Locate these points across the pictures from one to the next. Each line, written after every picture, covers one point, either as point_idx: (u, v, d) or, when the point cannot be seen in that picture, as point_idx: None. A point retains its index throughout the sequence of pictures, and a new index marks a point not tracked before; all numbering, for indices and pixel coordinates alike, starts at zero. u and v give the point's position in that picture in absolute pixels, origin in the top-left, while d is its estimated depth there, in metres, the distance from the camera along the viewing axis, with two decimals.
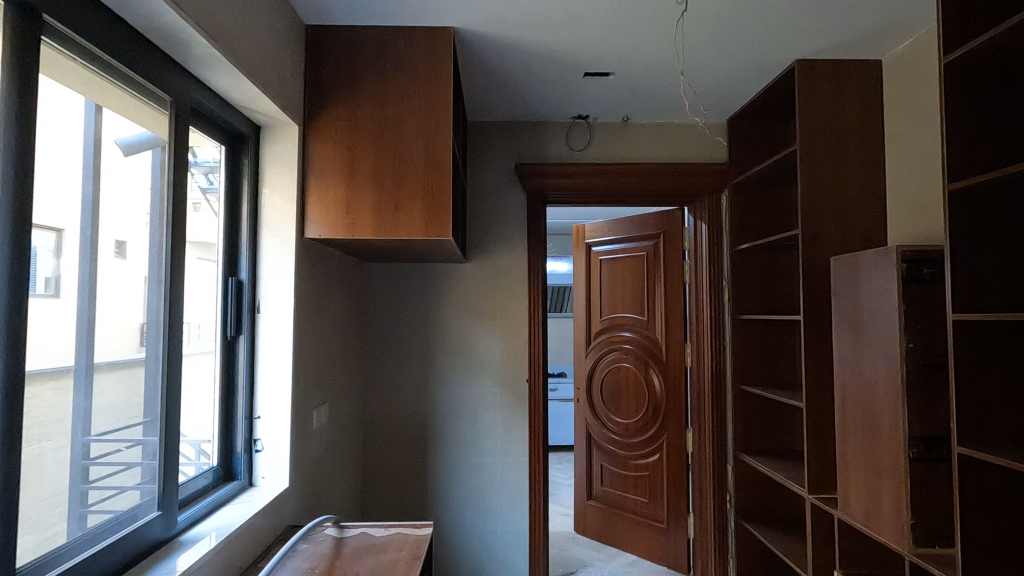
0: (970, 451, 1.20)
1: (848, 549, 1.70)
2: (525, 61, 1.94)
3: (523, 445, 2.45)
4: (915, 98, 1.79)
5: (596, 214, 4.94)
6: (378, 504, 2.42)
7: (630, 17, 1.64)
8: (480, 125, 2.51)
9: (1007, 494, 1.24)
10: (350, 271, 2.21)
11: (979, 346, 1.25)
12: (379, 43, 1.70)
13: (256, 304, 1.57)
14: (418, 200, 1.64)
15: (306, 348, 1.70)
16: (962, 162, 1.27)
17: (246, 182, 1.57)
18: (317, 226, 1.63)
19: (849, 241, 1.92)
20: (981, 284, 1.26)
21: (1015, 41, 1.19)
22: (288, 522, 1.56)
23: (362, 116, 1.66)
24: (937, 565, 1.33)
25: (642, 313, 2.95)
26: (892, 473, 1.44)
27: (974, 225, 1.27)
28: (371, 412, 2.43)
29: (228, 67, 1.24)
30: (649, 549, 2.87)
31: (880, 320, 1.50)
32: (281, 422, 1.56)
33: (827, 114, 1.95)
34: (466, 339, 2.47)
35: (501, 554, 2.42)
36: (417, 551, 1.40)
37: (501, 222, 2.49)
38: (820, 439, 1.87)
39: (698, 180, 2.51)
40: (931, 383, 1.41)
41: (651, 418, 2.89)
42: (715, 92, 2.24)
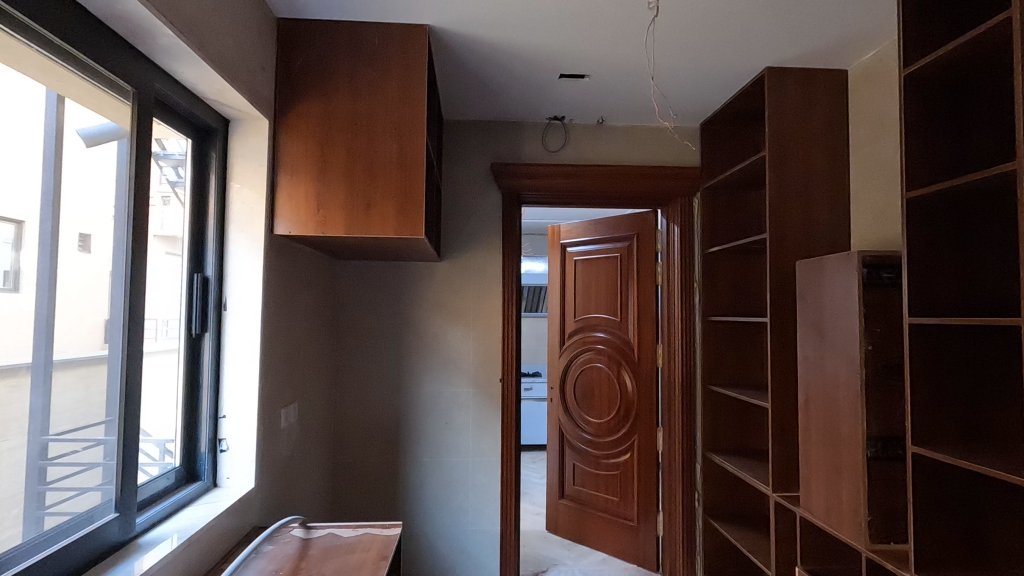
0: (923, 451, 1.24)
1: (809, 545, 1.74)
2: (501, 61, 1.94)
3: (495, 445, 2.45)
4: (878, 109, 1.85)
5: (571, 215, 4.98)
6: (348, 503, 2.40)
7: (606, 20, 1.65)
8: (455, 124, 2.50)
9: (957, 492, 1.28)
10: (321, 268, 2.18)
11: (934, 348, 1.29)
12: (353, 39, 1.68)
13: (223, 301, 1.54)
14: (390, 198, 1.63)
15: (274, 347, 1.68)
16: (920, 171, 1.31)
17: (214, 176, 1.53)
18: (287, 223, 1.61)
19: (814, 246, 1.97)
20: (936, 289, 1.31)
21: (969, 56, 1.24)
22: (253, 523, 1.54)
23: (335, 111, 1.64)
24: (891, 559, 1.38)
25: (615, 313, 2.97)
26: (851, 471, 1.48)
27: (930, 232, 1.31)
28: (342, 411, 2.41)
29: (196, 59, 1.21)
30: (619, 547, 2.90)
31: (841, 323, 1.54)
32: (247, 421, 1.54)
33: (795, 122, 1.99)
34: (440, 338, 2.46)
35: (472, 553, 2.42)
36: (385, 551, 1.39)
37: (476, 222, 2.49)
38: (784, 438, 1.91)
39: (670, 184, 2.55)
40: (888, 384, 1.45)
41: (623, 418, 2.92)
42: (686, 97, 2.27)
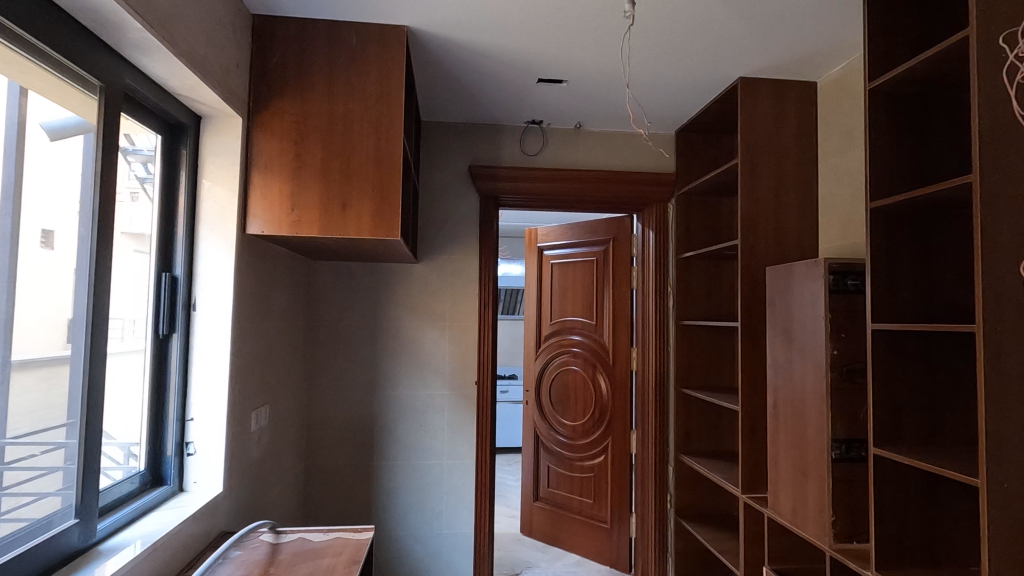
0: (884, 452, 1.28)
1: (776, 544, 1.78)
2: (481, 64, 1.95)
3: (470, 447, 2.45)
4: (845, 121, 1.91)
5: (549, 219, 5.02)
6: (320, 507, 2.37)
7: (584, 27, 1.67)
8: (433, 125, 2.50)
9: (916, 493, 1.33)
10: (295, 269, 2.15)
11: (896, 353, 1.33)
12: (331, 38, 1.66)
13: (192, 301, 1.51)
14: (367, 199, 1.62)
15: (245, 348, 1.65)
16: (883, 182, 1.36)
17: (184, 173, 1.50)
18: (260, 222, 1.59)
19: (784, 252, 2.02)
20: (898, 296, 1.35)
21: (930, 73, 1.29)
22: (221, 528, 1.51)
23: (311, 110, 1.63)
24: (853, 558, 1.42)
25: (591, 317, 2.99)
26: (816, 473, 1.52)
27: (892, 241, 1.36)
28: (315, 414, 2.37)
29: (166, 53, 1.19)
30: (593, 549, 2.92)
31: (808, 328, 1.58)
32: (215, 424, 1.50)
33: (767, 131, 2.04)
34: (415, 340, 2.44)
35: (446, 557, 2.41)
36: (356, 555, 1.38)
37: (453, 224, 2.49)
38: (754, 441, 1.95)
39: (646, 189, 2.58)
40: (852, 388, 1.50)
41: (598, 420, 2.95)
42: (661, 105, 2.31)
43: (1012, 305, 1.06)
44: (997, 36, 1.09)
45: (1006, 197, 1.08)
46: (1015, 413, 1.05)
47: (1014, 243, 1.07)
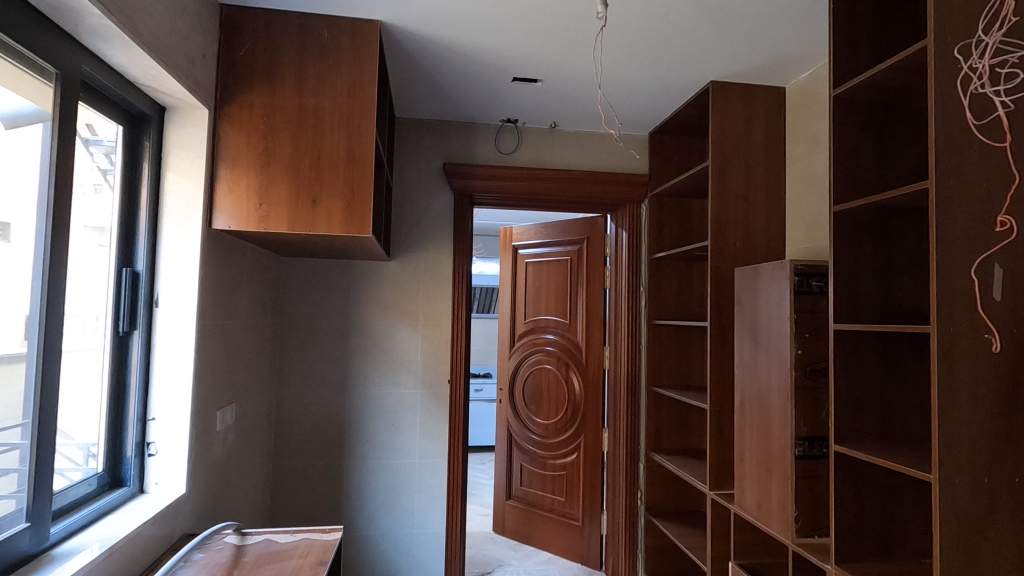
0: (844, 449, 1.32)
1: (742, 539, 1.82)
2: (456, 62, 1.94)
3: (442, 446, 2.44)
4: (811, 126, 1.95)
5: (524, 218, 5.03)
6: (288, 508, 2.33)
7: (559, 27, 1.67)
8: (407, 122, 2.47)
9: (874, 489, 1.37)
10: (263, 264, 2.11)
11: (856, 353, 1.37)
12: (302, 31, 1.63)
13: (154, 298, 1.47)
14: (338, 194, 1.60)
15: (211, 345, 1.61)
16: (846, 187, 1.40)
17: (147, 166, 1.46)
18: (227, 217, 1.55)
19: (752, 253, 2.06)
20: (858, 297, 1.39)
21: (890, 82, 1.33)
22: (183, 531, 1.47)
23: (281, 104, 1.60)
24: (814, 552, 1.46)
25: (564, 316, 3.01)
26: (780, 469, 1.56)
27: (854, 244, 1.40)
28: (283, 413, 2.33)
29: (128, 42, 1.15)
30: (565, 546, 2.94)
31: (774, 328, 1.61)
32: (178, 424, 1.47)
33: (737, 135, 2.08)
34: (388, 338, 2.42)
35: (417, 557, 2.40)
36: (323, 556, 1.36)
37: (427, 222, 2.47)
38: (721, 439, 1.99)
39: (619, 190, 2.61)
40: (815, 387, 1.54)
41: (570, 419, 2.96)
42: (634, 107, 2.33)
43: (964, 307, 1.10)
44: (953, 47, 1.13)
45: (960, 203, 1.12)
46: (966, 410, 1.10)
47: (967, 247, 1.11)
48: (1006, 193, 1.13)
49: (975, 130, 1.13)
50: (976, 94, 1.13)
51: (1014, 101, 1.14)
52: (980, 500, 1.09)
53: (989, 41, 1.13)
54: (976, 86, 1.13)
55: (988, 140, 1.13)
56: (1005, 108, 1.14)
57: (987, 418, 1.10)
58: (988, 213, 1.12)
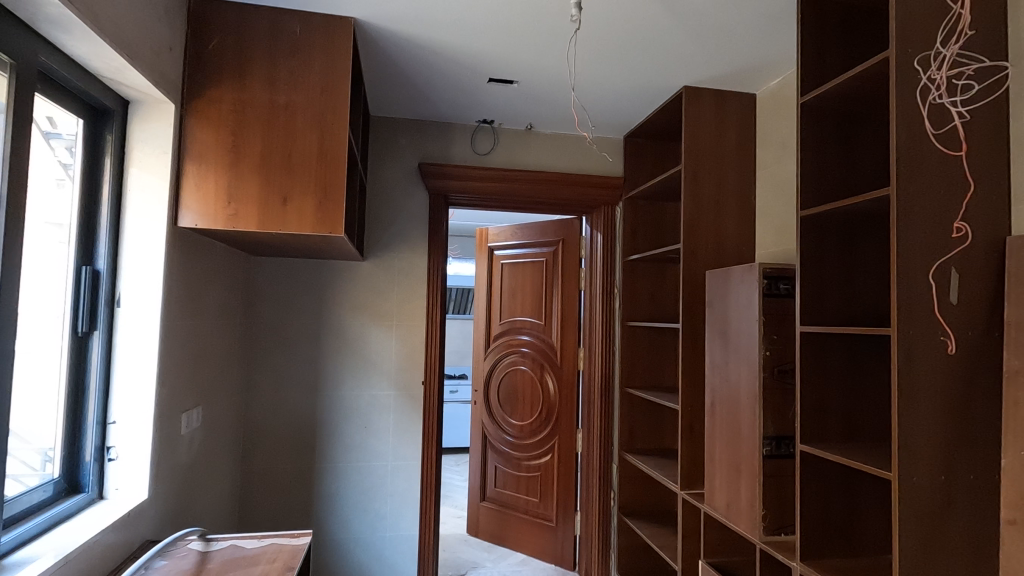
0: (809, 449, 1.35)
1: (711, 538, 1.85)
2: (431, 61, 1.92)
3: (415, 448, 2.42)
4: (780, 132, 2.00)
5: (500, 219, 5.04)
6: (257, 512, 2.28)
7: (535, 28, 1.67)
8: (381, 120, 2.45)
9: (838, 488, 1.40)
10: (232, 264, 2.06)
11: (821, 354, 1.40)
12: (273, 26, 1.60)
13: (116, 297, 1.43)
14: (309, 193, 1.57)
15: (176, 346, 1.57)
16: (812, 192, 1.43)
17: (108, 161, 1.41)
18: (193, 214, 1.51)
19: (723, 256, 2.10)
20: (823, 300, 1.42)
21: (854, 92, 1.36)
22: (145, 537, 1.43)
23: (250, 100, 1.56)
24: (780, 549, 1.49)
25: (539, 317, 3.01)
26: (748, 468, 1.59)
27: (819, 249, 1.43)
28: (252, 416, 2.29)
29: (88, 33, 1.11)
30: (538, 547, 2.95)
31: (743, 330, 1.64)
32: (140, 428, 1.42)
33: (709, 140, 2.11)
34: (361, 340, 2.39)
35: (389, 560, 2.38)
36: (291, 562, 1.33)
37: (402, 222, 2.45)
38: (693, 439, 2.02)
39: (594, 192, 2.62)
40: (783, 388, 1.57)
41: (545, 420, 2.97)
42: (609, 110, 2.35)
43: (923, 310, 1.14)
44: (913, 58, 1.17)
45: (919, 209, 1.15)
46: (923, 410, 1.13)
47: (926, 253, 1.15)
48: (962, 200, 1.17)
49: (933, 139, 1.17)
50: (934, 104, 1.17)
51: (970, 112, 1.18)
52: (936, 497, 1.13)
53: (947, 53, 1.17)
54: (935, 96, 1.17)
55: (946, 149, 1.17)
56: (962, 118, 1.18)
57: (943, 418, 1.14)
58: (945, 219, 1.16)
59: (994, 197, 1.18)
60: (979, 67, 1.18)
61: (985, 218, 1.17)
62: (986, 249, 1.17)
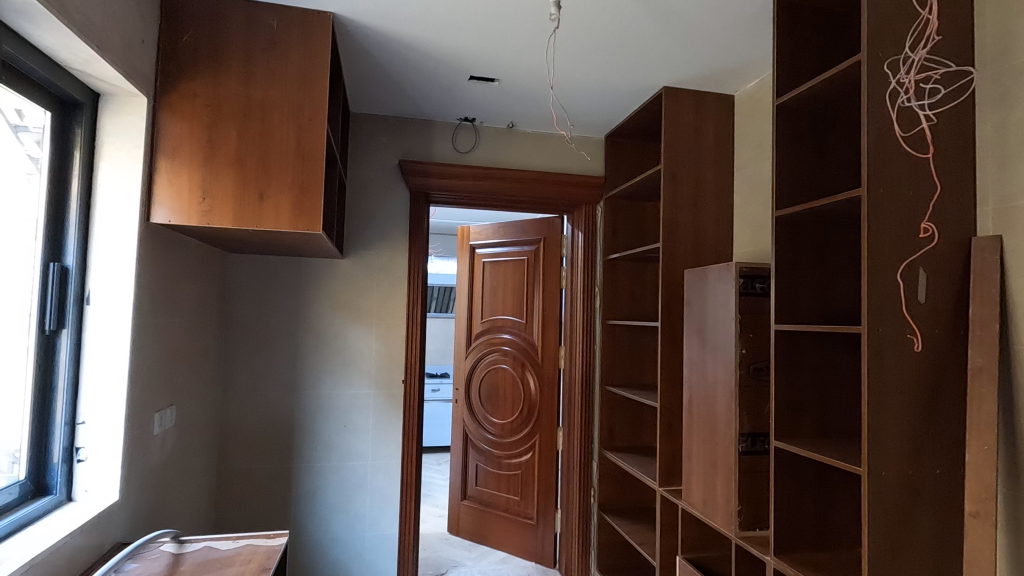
0: (783, 445, 1.37)
1: (688, 533, 1.87)
2: (411, 57, 1.91)
3: (395, 447, 2.40)
4: (757, 132, 2.03)
5: (481, 218, 5.03)
6: (233, 512, 2.25)
7: (516, 26, 1.67)
8: (361, 117, 2.43)
9: (811, 484, 1.43)
10: (208, 261, 2.03)
11: (795, 352, 1.43)
12: (249, 19, 1.58)
13: (85, 294, 1.39)
14: (287, 190, 1.55)
15: (148, 344, 1.54)
16: (787, 193, 1.46)
17: (78, 155, 1.37)
18: (167, 210, 1.48)
19: (701, 255, 2.12)
20: (797, 299, 1.45)
21: (827, 94, 1.39)
22: (115, 539, 1.39)
23: (226, 95, 1.54)
24: (754, 544, 1.51)
25: (520, 315, 3.01)
26: (725, 464, 1.61)
27: (793, 248, 1.45)
28: (229, 415, 2.25)
29: (55, 22, 1.08)
30: (519, 545, 2.96)
31: (720, 328, 1.66)
32: (111, 429, 1.39)
33: (689, 140, 2.13)
34: (340, 338, 2.37)
35: (369, 560, 2.36)
36: (266, 563, 1.32)
37: (382, 220, 2.43)
38: (671, 436, 2.04)
39: (575, 191, 2.63)
40: (758, 385, 1.59)
41: (526, 418, 2.98)
42: (589, 109, 2.36)
43: (892, 309, 1.17)
44: (884, 62, 1.20)
45: (888, 210, 1.18)
46: (892, 406, 1.16)
47: (895, 253, 1.18)
48: (930, 201, 1.20)
49: (902, 142, 1.20)
50: (903, 107, 1.20)
51: (937, 115, 1.21)
52: (904, 491, 1.16)
53: (915, 57, 1.20)
54: (904, 99, 1.20)
55: (914, 151, 1.20)
56: (929, 121, 1.21)
57: (911, 413, 1.17)
58: (913, 220, 1.19)
59: (959, 199, 1.21)
60: (945, 72, 1.22)
61: (951, 219, 1.20)
62: (952, 249, 1.20)
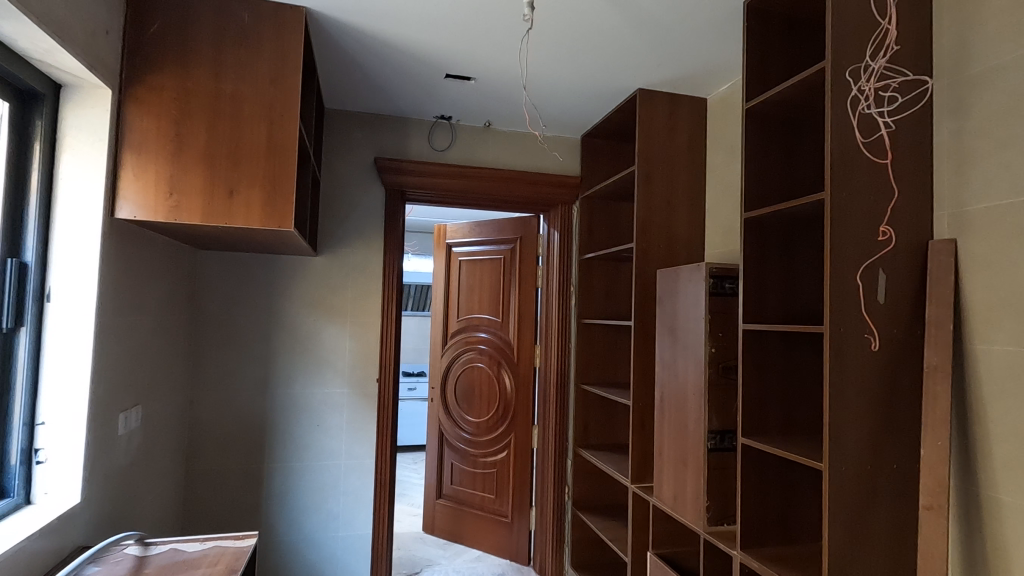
0: (750, 442, 1.41)
1: (659, 529, 1.90)
2: (387, 54, 1.90)
3: (369, 447, 2.39)
4: (728, 136, 2.07)
5: (458, 215, 5.02)
6: (202, 514, 2.21)
7: (491, 25, 1.67)
8: (336, 113, 2.40)
9: (776, 480, 1.46)
10: (177, 258, 1.99)
11: (762, 351, 1.46)
12: (220, 11, 1.55)
13: (46, 291, 1.35)
14: (257, 186, 1.53)
15: (113, 342, 1.50)
16: (756, 194, 1.49)
17: (39, 147, 1.32)
18: (132, 205, 1.44)
19: (674, 256, 2.16)
20: (765, 298, 1.48)
21: (794, 99, 1.42)
22: (76, 543, 1.36)
23: (195, 88, 1.51)
24: (722, 539, 1.54)
25: (496, 314, 3.01)
26: (695, 461, 1.64)
27: (761, 249, 1.49)
28: (198, 415, 2.21)
29: (14, 12, 1.04)
30: (493, 543, 2.96)
31: (691, 327, 1.69)
32: (72, 429, 1.35)
33: (663, 142, 2.16)
34: (314, 337, 2.34)
35: (342, 560, 2.34)
36: (234, 564, 1.30)
37: (357, 217, 2.41)
38: (643, 433, 2.07)
39: (552, 191, 2.65)
40: (727, 383, 1.62)
41: (501, 416, 2.98)
42: (565, 110, 2.38)
43: (853, 310, 1.20)
44: (846, 70, 1.24)
45: (850, 213, 1.22)
46: (853, 404, 1.20)
47: (857, 254, 1.21)
48: (889, 205, 1.24)
49: (862, 147, 1.23)
50: (863, 113, 1.24)
51: (896, 122, 1.25)
52: (863, 486, 1.20)
53: (875, 66, 1.24)
54: (864, 106, 1.24)
55: (873, 157, 1.24)
56: (888, 128, 1.25)
57: (871, 410, 1.21)
58: (873, 223, 1.23)
59: (917, 203, 1.25)
60: (903, 81, 1.26)
61: (909, 223, 1.25)
62: (909, 251, 1.24)
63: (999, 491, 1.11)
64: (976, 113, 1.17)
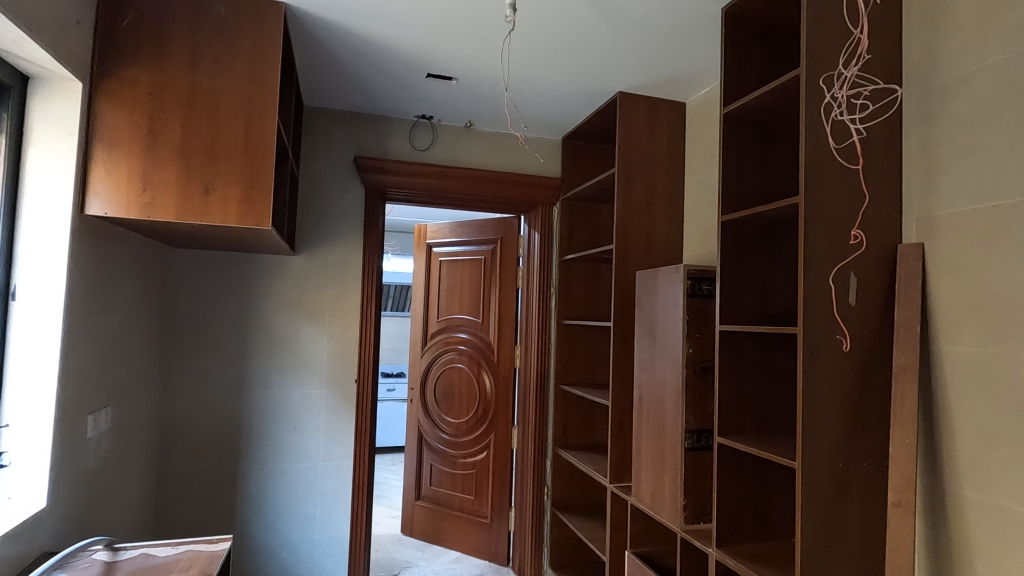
0: (726, 441, 1.43)
1: (636, 527, 1.92)
2: (367, 52, 1.88)
3: (347, 448, 2.36)
4: (705, 139, 2.10)
5: (438, 215, 5.00)
6: (173, 518, 2.16)
7: (473, 25, 1.67)
8: (315, 111, 2.37)
9: (751, 479, 1.49)
10: (149, 256, 1.94)
11: (738, 352, 1.49)
12: (196, 5, 1.52)
13: (11, 289, 1.31)
14: (234, 184, 1.50)
15: (83, 342, 1.46)
16: (733, 197, 1.52)
17: (4, 141, 1.28)
18: (103, 201, 1.41)
19: (652, 258, 2.18)
20: (740, 300, 1.51)
21: (770, 105, 1.45)
22: (42, 548, 1.31)
23: (170, 83, 1.48)
24: (699, 537, 1.56)
25: (477, 314, 3.01)
26: (672, 460, 1.66)
27: (737, 252, 1.51)
28: (170, 417, 2.16)
29: None
30: (472, 544, 2.96)
31: (669, 328, 1.72)
32: (39, 431, 1.31)
33: (643, 145, 2.18)
34: (291, 337, 2.31)
35: (318, 563, 2.32)
36: (208, 568, 1.28)
37: (336, 216, 2.39)
38: (622, 433, 2.09)
39: (533, 192, 2.66)
40: (704, 383, 1.65)
41: (481, 417, 2.98)
42: (546, 112, 2.39)
43: (825, 311, 1.23)
44: (820, 78, 1.27)
45: (823, 217, 1.25)
46: (825, 403, 1.23)
47: (829, 257, 1.24)
48: (860, 210, 1.27)
49: (835, 153, 1.27)
50: (836, 120, 1.27)
51: (867, 129, 1.29)
52: (834, 483, 1.23)
53: (847, 74, 1.28)
54: (836, 114, 1.27)
55: (846, 162, 1.27)
56: (860, 135, 1.29)
57: (842, 410, 1.24)
58: (846, 227, 1.26)
59: (887, 208, 1.29)
60: (874, 89, 1.29)
61: (879, 227, 1.28)
62: (879, 255, 1.28)
63: (963, 487, 1.15)
64: (943, 122, 1.21)
